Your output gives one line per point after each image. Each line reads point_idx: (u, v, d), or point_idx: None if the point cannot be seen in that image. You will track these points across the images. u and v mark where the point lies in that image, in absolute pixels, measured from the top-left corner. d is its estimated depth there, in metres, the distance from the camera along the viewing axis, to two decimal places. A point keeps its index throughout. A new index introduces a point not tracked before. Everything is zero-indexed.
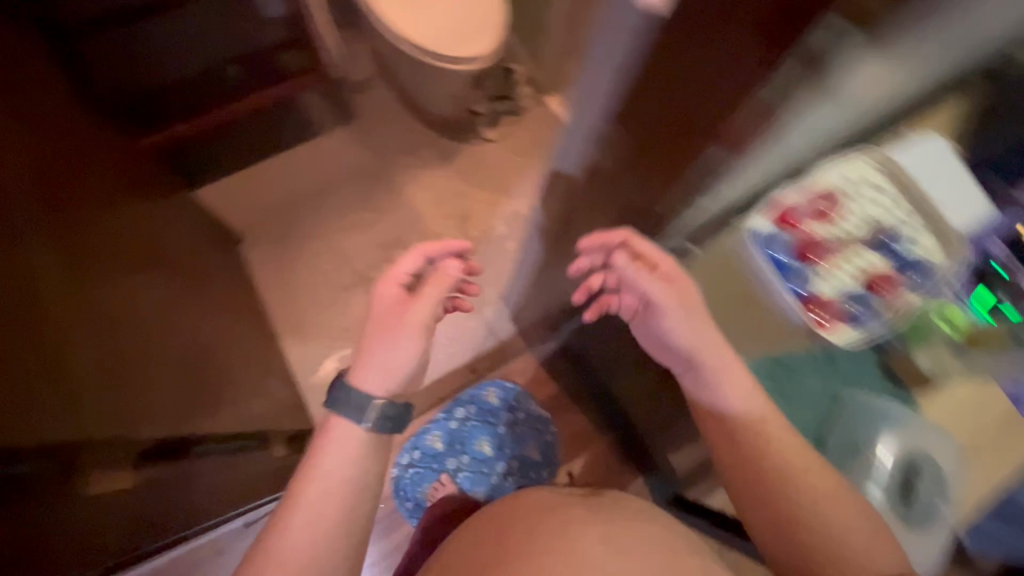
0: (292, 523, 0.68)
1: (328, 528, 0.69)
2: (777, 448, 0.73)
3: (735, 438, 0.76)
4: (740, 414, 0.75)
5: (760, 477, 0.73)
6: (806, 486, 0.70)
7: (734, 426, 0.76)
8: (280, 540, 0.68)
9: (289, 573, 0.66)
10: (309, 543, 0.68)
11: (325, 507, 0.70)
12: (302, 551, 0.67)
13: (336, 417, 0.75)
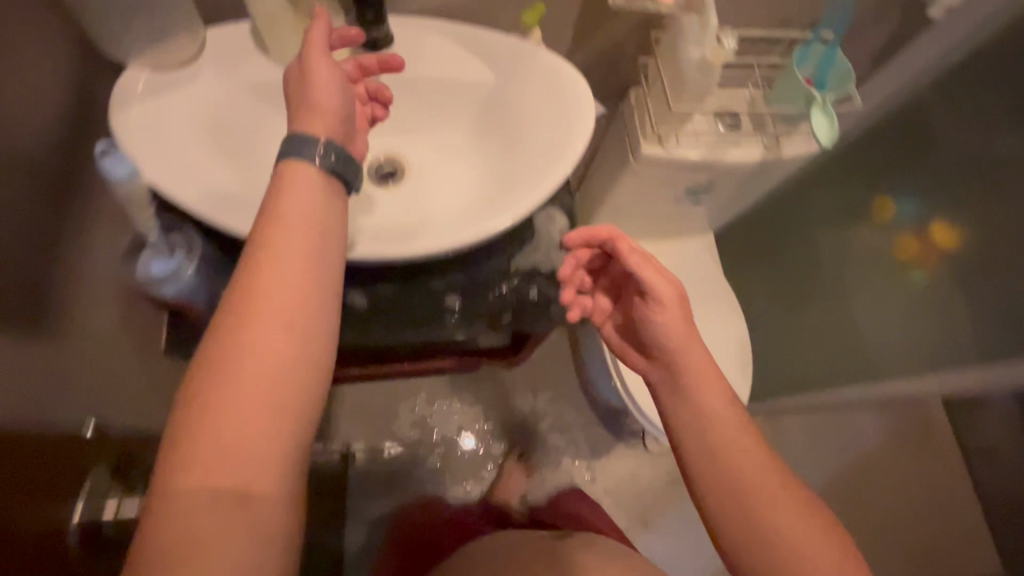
0: (272, 344, 0.46)
1: (297, 338, 0.48)
2: (700, 389, 0.63)
3: (680, 385, 0.64)
4: (686, 362, 0.64)
5: (731, 475, 0.58)
6: (735, 443, 0.59)
7: (678, 368, 0.65)
8: (235, 397, 0.44)
9: (266, 432, 0.44)
10: (269, 413, 0.45)
11: (296, 352, 0.47)
12: (259, 427, 0.44)
13: (293, 159, 0.53)
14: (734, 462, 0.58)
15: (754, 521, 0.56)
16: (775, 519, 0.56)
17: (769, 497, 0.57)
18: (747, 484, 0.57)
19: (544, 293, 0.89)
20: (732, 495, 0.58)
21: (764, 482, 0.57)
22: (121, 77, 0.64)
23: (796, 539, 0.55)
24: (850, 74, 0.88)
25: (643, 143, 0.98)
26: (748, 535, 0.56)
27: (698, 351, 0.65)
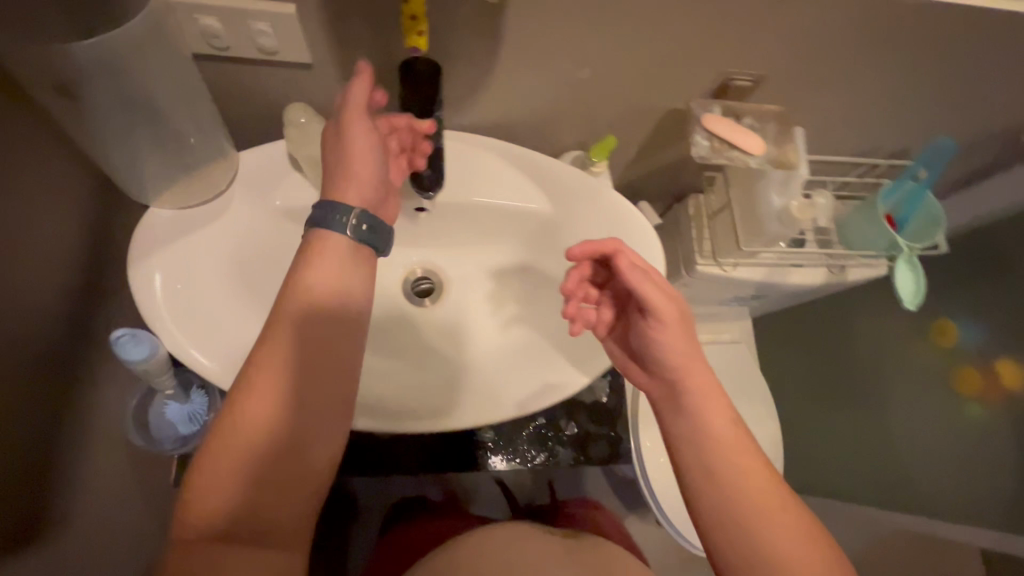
0: (272, 396, 0.47)
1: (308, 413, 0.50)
2: (694, 394, 0.54)
3: (678, 404, 0.54)
4: (683, 378, 0.54)
5: (721, 483, 0.51)
6: (732, 451, 0.51)
7: (677, 390, 0.54)
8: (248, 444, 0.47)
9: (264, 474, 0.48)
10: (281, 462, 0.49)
11: (308, 419, 0.50)
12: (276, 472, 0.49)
13: (325, 230, 0.51)
14: (728, 472, 0.51)
15: (746, 531, 0.49)
16: (774, 538, 0.48)
17: (768, 510, 0.49)
18: (753, 500, 0.49)
19: (582, 428, 0.81)
20: (729, 509, 0.50)
21: (761, 498, 0.50)
22: (141, 223, 0.57)
23: (790, 555, 0.48)
24: (939, 222, 0.78)
25: (697, 262, 0.87)
26: (738, 544, 0.49)
27: (700, 373, 0.54)
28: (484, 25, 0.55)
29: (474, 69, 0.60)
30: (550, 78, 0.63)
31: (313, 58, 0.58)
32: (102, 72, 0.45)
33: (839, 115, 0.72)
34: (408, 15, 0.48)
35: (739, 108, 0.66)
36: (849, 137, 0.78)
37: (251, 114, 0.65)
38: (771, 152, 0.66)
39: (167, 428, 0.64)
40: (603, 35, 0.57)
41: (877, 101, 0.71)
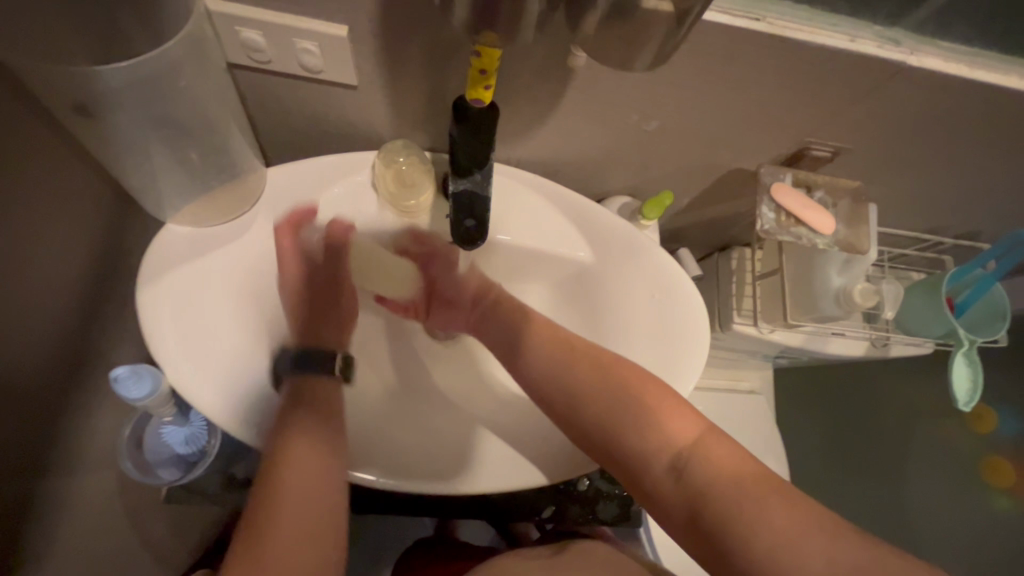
0: (302, 432, 0.50)
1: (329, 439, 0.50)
2: (547, 350, 0.58)
3: (540, 374, 0.57)
4: (534, 342, 0.59)
5: (588, 412, 0.53)
6: (586, 385, 0.54)
7: (529, 358, 0.59)
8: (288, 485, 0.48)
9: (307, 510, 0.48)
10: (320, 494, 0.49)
11: (325, 437, 0.50)
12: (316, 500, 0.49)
13: (300, 366, 0.54)
14: (588, 397, 0.54)
15: (623, 438, 0.51)
16: (651, 430, 0.50)
17: (632, 407, 0.52)
18: (622, 407, 0.52)
19: (594, 486, 0.77)
20: (601, 429, 0.52)
21: (629, 403, 0.52)
22: (156, 238, 0.52)
23: (670, 430, 0.50)
24: (1006, 318, 0.70)
25: (734, 320, 0.82)
26: (623, 446, 0.51)
27: (550, 343, 0.58)
28: (552, 68, 0.49)
29: (532, 108, 0.55)
30: (614, 127, 0.57)
31: (359, 79, 0.53)
32: (132, 91, 0.40)
33: (917, 194, 0.66)
34: (477, 68, 0.43)
35: (812, 180, 0.61)
36: (921, 215, 0.71)
37: (282, 125, 0.60)
38: (840, 234, 0.61)
39: (164, 451, 0.60)
40: (682, 92, 0.51)
41: (963, 183, 0.64)
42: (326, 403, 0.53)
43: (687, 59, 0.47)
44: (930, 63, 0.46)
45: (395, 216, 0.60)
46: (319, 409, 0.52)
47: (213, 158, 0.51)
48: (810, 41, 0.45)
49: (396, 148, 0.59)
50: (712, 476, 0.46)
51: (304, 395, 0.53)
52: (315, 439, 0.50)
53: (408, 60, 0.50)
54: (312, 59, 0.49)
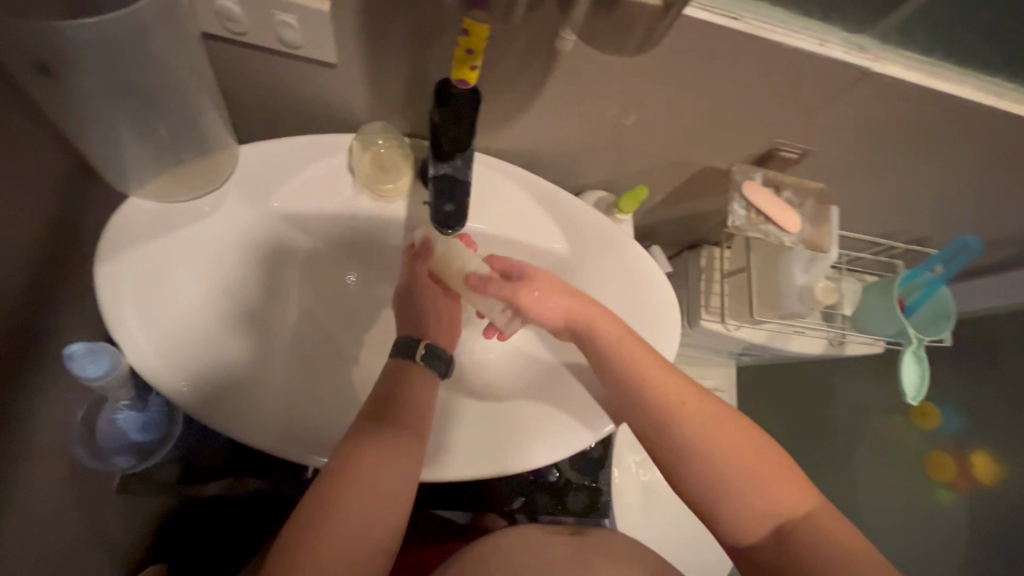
0: (370, 459, 0.48)
1: (403, 461, 0.50)
2: (653, 383, 0.53)
3: (635, 402, 0.53)
4: (636, 371, 0.53)
5: (690, 460, 0.51)
6: (693, 429, 0.51)
7: (629, 386, 0.53)
8: (348, 521, 0.46)
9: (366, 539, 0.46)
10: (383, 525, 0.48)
11: (392, 456, 0.50)
12: (372, 530, 0.47)
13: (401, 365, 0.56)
14: (696, 446, 0.50)
15: (727, 500, 0.50)
16: (765, 498, 0.49)
17: (744, 466, 0.49)
18: (727, 465, 0.50)
19: (564, 476, 0.79)
20: (700, 479, 0.50)
21: (740, 462, 0.50)
22: (118, 213, 0.50)
23: (777, 501, 0.49)
24: (949, 317, 0.74)
25: (702, 316, 0.84)
26: (723, 511, 0.50)
27: (655, 367, 0.53)
28: (536, 57, 0.49)
29: (513, 97, 0.55)
30: (593, 120, 0.58)
31: (338, 58, 0.52)
32: (98, 56, 0.38)
33: (875, 198, 0.70)
34: (465, 46, 0.42)
35: (780, 179, 0.63)
36: (877, 219, 0.75)
37: (255, 102, 0.58)
38: (806, 232, 0.63)
39: (117, 437, 0.57)
40: (661, 89, 0.52)
41: (918, 190, 0.68)
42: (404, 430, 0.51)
43: (667, 55, 0.48)
44: (893, 71, 0.49)
45: (370, 200, 0.60)
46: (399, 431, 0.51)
47: (180, 133, 0.48)
48: (784, 43, 0.46)
49: (375, 131, 0.59)
50: (825, 547, 0.47)
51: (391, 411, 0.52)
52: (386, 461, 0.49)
53: (389, 40, 0.49)
54: (290, 34, 0.48)
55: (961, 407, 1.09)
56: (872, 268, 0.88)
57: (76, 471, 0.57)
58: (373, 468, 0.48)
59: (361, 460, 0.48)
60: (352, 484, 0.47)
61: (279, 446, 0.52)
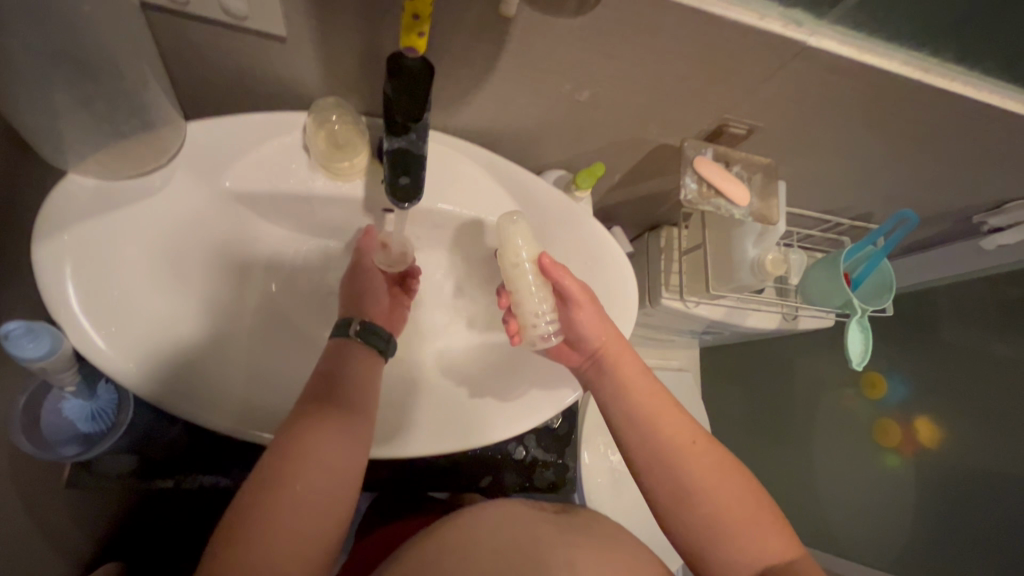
0: (323, 437, 0.48)
1: (353, 437, 0.50)
2: (652, 407, 0.57)
3: (639, 422, 0.57)
4: (645, 398, 0.58)
5: (685, 495, 0.53)
6: (698, 466, 0.54)
7: (631, 416, 0.57)
8: (298, 499, 0.44)
9: (317, 517, 0.45)
10: (334, 502, 0.47)
11: (346, 435, 0.49)
12: (326, 508, 0.46)
13: (347, 350, 0.56)
14: (695, 482, 0.53)
15: (721, 537, 0.52)
16: (751, 541, 0.51)
17: (740, 508, 0.52)
18: (721, 504, 0.52)
19: (531, 454, 0.80)
20: (693, 515, 0.53)
21: (738, 503, 0.53)
22: (55, 188, 0.48)
23: (761, 545, 0.51)
24: (892, 288, 0.78)
25: (662, 294, 0.86)
26: (712, 548, 0.52)
27: (664, 402, 0.58)
28: (486, 29, 0.49)
29: (468, 72, 0.55)
30: (547, 96, 0.59)
31: (288, 31, 0.51)
32: (21, 16, 0.37)
33: (818, 175, 0.73)
34: (412, 12, 0.44)
35: (730, 155, 0.66)
36: (821, 196, 0.79)
37: (203, 76, 0.56)
38: (754, 205, 0.66)
39: (64, 428, 0.54)
40: (612, 62, 0.53)
41: (858, 167, 0.72)
42: (359, 420, 0.51)
43: (616, 27, 0.49)
44: (828, 45, 0.51)
45: (327, 178, 0.59)
46: (354, 419, 0.51)
47: (120, 104, 0.46)
48: (727, 16, 0.48)
49: (328, 106, 0.57)
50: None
51: (347, 401, 0.51)
52: (342, 451, 0.48)
53: (339, 11, 0.49)
54: (236, 4, 0.47)
55: (907, 377, 1.13)
56: (821, 245, 0.92)
57: (17, 462, 0.55)
58: (323, 450, 0.47)
59: (315, 443, 0.47)
60: (299, 465, 0.46)
61: (236, 426, 0.52)
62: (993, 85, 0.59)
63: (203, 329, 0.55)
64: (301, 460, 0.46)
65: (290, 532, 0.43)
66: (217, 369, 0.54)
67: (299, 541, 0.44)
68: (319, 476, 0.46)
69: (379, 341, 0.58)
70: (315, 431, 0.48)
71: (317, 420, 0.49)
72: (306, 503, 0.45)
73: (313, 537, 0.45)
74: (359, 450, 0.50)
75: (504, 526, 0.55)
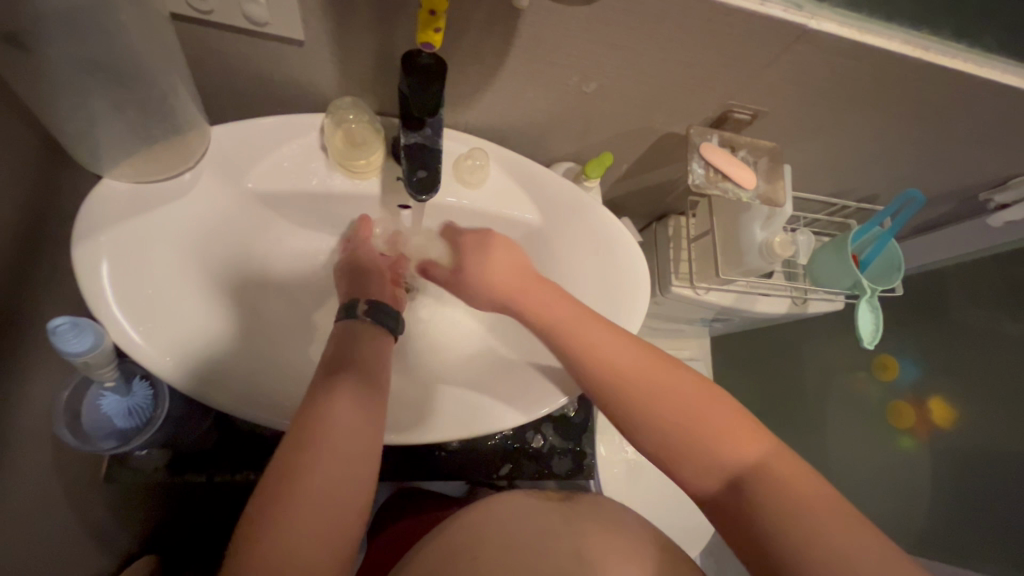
0: (339, 404, 0.50)
1: (369, 409, 0.52)
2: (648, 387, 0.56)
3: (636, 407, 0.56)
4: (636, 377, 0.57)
5: (641, 414, 0.51)
6: (648, 381, 0.52)
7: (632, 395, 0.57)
8: (318, 456, 0.47)
9: (337, 478, 0.47)
10: (352, 467, 0.49)
11: (363, 401, 0.52)
12: (342, 473, 0.48)
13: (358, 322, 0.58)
14: (647, 398, 0.51)
15: (688, 450, 0.49)
16: (776, 505, 0.45)
17: (759, 471, 0.47)
18: (677, 413, 0.50)
19: (548, 442, 0.82)
20: (710, 486, 0.49)
21: (695, 410, 0.50)
22: (92, 194, 0.51)
23: (732, 448, 0.48)
24: (901, 268, 0.79)
25: (672, 283, 0.88)
26: (684, 464, 0.50)
27: (665, 381, 0.56)
28: (497, 26, 0.51)
29: (478, 68, 0.57)
30: (555, 90, 0.60)
31: (305, 35, 0.53)
32: (66, 28, 0.39)
33: (823, 158, 0.74)
34: (427, 9, 0.45)
35: (735, 140, 0.67)
36: (825, 179, 0.80)
37: (224, 82, 0.59)
38: (761, 188, 0.67)
39: (104, 423, 0.56)
40: (617, 53, 0.55)
41: (862, 149, 0.73)
42: (375, 392, 0.53)
43: (620, 18, 0.51)
44: (827, 28, 0.52)
45: (344, 177, 0.61)
46: (369, 390, 0.53)
47: (150, 110, 0.48)
48: (728, 2, 0.49)
49: (345, 106, 0.59)
50: (774, 491, 0.45)
51: (364, 374, 0.54)
52: (359, 418, 0.51)
53: (354, 14, 0.51)
54: (256, 10, 0.49)
55: (918, 358, 1.13)
56: (828, 228, 0.94)
57: (59, 458, 0.57)
58: (341, 419, 0.50)
59: (330, 409, 0.50)
60: (320, 429, 0.49)
61: (265, 417, 0.53)
62: (992, 60, 0.60)
63: (230, 324, 0.57)
64: (315, 426, 0.49)
65: (315, 497, 0.46)
66: (246, 364, 0.56)
67: (319, 512, 0.46)
68: (337, 442, 0.49)
69: (389, 321, 0.60)
70: (328, 400, 0.50)
71: (339, 386, 0.52)
72: (324, 467, 0.47)
73: (336, 509, 0.47)
74: (373, 421, 0.52)
75: (520, 519, 0.57)
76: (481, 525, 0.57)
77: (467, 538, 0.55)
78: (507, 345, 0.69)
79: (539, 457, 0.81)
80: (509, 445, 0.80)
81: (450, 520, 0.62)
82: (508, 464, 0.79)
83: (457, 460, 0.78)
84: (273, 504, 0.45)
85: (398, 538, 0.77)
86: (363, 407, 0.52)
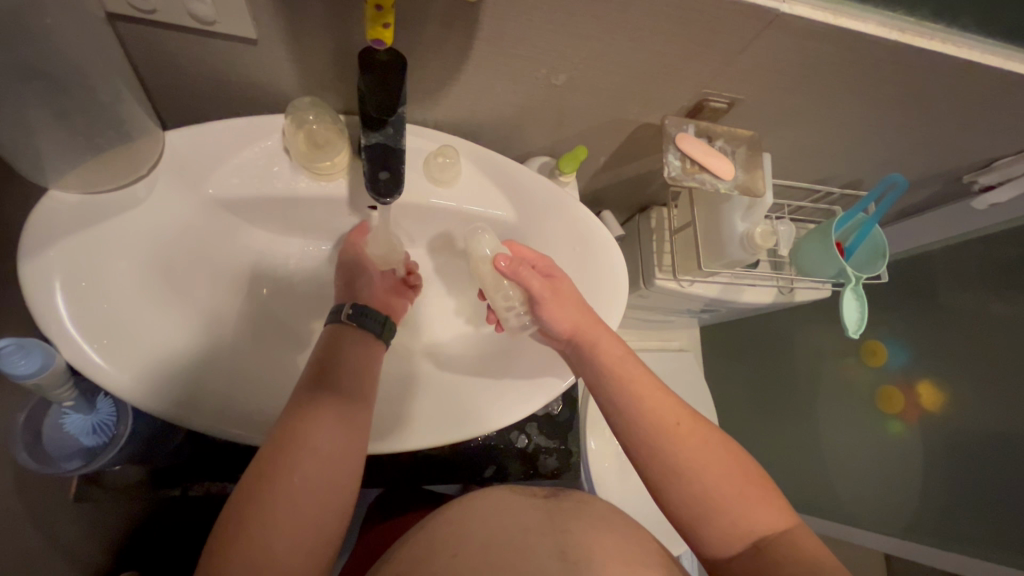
0: (319, 423, 0.48)
1: (351, 428, 0.50)
2: (636, 393, 0.56)
3: (624, 411, 0.56)
4: (626, 382, 0.56)
5: (681, 476, 0.52)
6: (692, 449, 0.53)
7: (619, 397, 0.56)
8: (296, 479, 0.45)
9: (315, 502, 0.45)
10: (330, 489, 0.47)
11: (343, 420, 0.50)
12: (319, 496, 0.46)
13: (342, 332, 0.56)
14: (687, 465, 0.52)
15: (714, 515, 0.51)
16: (740, 517, 0.51)
17: (727, 484, 0.52)
18: (706, 472, 0.52)
19: (533, 441, 0.81)
20: (688, 493, 0.52)
21: (729, 484, 0.52)
22: (39, 207, 0.48)
23: (751, 516, 0.51)
24: (884, 255, 0.77)
25: (655, 276, 0.87)
26: (704, 525, 0.52)
27: (653, 391, 0.56)
28: (455, 19, 0.49)
29: (441, 63, 0.55)
30: (523, 83, 0.58)
31: (257, 33, 0.50)
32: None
33: (804, 144, 0.73)
34: (373, 4, 0.42)
35: (712, 130, 0.65)
36: (808, 165, 0.79)
37: (179, 84, 0.56)
38: (739, 178, 0.65)
39: (68, 443, 0.55)
40: (584, 43, 0.53)
41: (842, 134, 0.71)
42: (360, 410, 0.51)
43: (583, 7, 0.49)
44: (799, 11, 0.50)
45: (309, 179, 0.59)
46: (351, 408, 0.51)
47: (93, 117, 0.46)
48: None
49: (304, 106, 0.57)
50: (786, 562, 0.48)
51: (348, 390, 0.52)
52: (339, 438, 0.49)
53: (304, 10, 0.49)
54: (202, 9, 0.46)
55: (906, 343, 1.13)
56: (813, 215, 0.92)
57: (23, 478, 0.56)
58: (322, 439, 0.47)
59: (311, 429, 0.48)
60: (299, 448, 0.46)
61: (229, 430, 0.52)
62: (971, 41, 0.58)
63: (192, 337, 0.55)
64: (294, 446, 0.46)
65: (293, 522, 0.44)
66: (209, 377, 0.54)
67: (293, 537, 0.44)
68: (316, 464, 0.46)
69: (374, 324, 0.58)
70: (307, 419, 0.48)
71: (320, 403, 0.49)
72: (301, 491, 0.45)
73: (309, 531, 0.45)
74: (356, 440, 0.50)
75: (493, 519, 0.56)
76: (450, 526, 0.56)
77: (434, 541, 0.54)
78: (483, 346, 0.68)
79: (525, 456, 0.80)
80: (494, 446, 0.78)
81: (423, 522, 0.61)
82: (493, 465, 0.78)
83: (441, 463, 0.77)
84: (246, 528, 0.42)
85: (382, 542, 0.76)
86: (346, 426, 0.50)
